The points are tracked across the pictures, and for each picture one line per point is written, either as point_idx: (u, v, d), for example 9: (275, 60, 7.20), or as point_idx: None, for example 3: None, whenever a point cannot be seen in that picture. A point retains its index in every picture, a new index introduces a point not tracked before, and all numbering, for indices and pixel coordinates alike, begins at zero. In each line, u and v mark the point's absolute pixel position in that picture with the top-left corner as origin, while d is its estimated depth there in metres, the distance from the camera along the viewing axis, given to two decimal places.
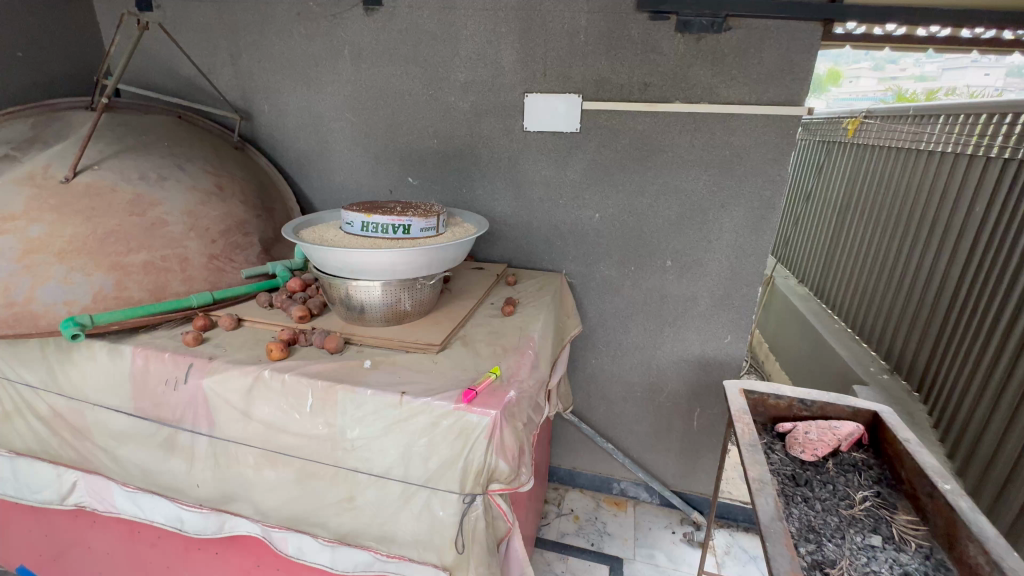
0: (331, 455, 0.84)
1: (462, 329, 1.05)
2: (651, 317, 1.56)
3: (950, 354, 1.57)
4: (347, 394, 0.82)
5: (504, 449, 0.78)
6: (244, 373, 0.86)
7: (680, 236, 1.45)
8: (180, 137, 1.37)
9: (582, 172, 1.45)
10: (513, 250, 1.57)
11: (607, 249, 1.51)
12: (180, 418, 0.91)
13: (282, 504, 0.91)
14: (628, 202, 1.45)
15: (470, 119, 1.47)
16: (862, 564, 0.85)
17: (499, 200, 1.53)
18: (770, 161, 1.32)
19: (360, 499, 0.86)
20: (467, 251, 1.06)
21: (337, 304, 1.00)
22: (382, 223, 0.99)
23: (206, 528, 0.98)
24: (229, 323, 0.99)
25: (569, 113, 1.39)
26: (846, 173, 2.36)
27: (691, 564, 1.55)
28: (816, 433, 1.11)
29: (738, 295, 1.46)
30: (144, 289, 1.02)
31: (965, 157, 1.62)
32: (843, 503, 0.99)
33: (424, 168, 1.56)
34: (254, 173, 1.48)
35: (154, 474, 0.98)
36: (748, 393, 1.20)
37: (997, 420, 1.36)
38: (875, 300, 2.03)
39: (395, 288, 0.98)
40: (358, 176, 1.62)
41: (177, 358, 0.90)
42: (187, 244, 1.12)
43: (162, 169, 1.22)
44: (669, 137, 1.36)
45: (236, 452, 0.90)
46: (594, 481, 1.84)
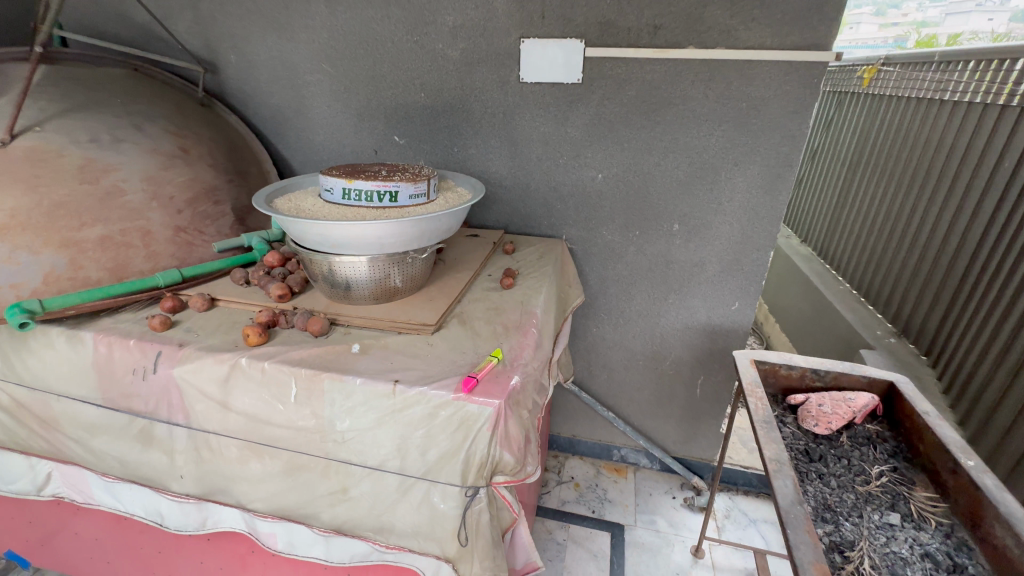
0: (321, 446, 0.77)
1: (458, 305, 0.97)
2: (656, 284, 1.48)
3: (965, 319, 1.51)
4: (334, 383, 0.74)
5: (509, 440, 0.72)
6: (219, 362, 0.78)
7: (689, 197, 1.35)
8: (135, 92, 1.22)
9: (584, 128, 1.32)
10: (510, 214, 1.47)
11: (610, 212, 1.41)
12: (154, 410, 0.83)
13: (271, 496, 0.85)
14: (633, 161, 1.33)
15: (461, 69, 1.33)
16: (881, 545, 0.82)
17: (493, 161, 1.41)
18: (791, 114, 1.20)
19: (354, 490, 0.80)
20: (462, 219, 0.96)
21: (319, 281, 0.91)
22: (365, 189, 0.89)
23: (187, 525, 0.95)
24: (201, 305, 0.91)
25: (570, 62, 1.25)
26: (857, 126, 2.23)
27: (691, 529, 1.56)
28: (830, 405, 1.07)
29: (748, 260, 1.38)
30: (103, 268, 0.93)
31: (993, 108, 1.51)
32: (859, 479, 0.95)
33: (411, 126, 1.42)
34: (223, 133, 1.34)
35: (133, 464, 0.91)
36: (759, 364, 1.15)
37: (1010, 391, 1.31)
38: (883, 261, 1.96)
39: (383, 263, 0.88)
40: (339, 135, 1.48)
41: (143, 346, 0.81)
42: (150, 216, 1.00)
43: (117, 130, 1.07)
44: (680, 88, 1.23)
45: (217, 444, 0.83)
46: (594, 448, 1.83)
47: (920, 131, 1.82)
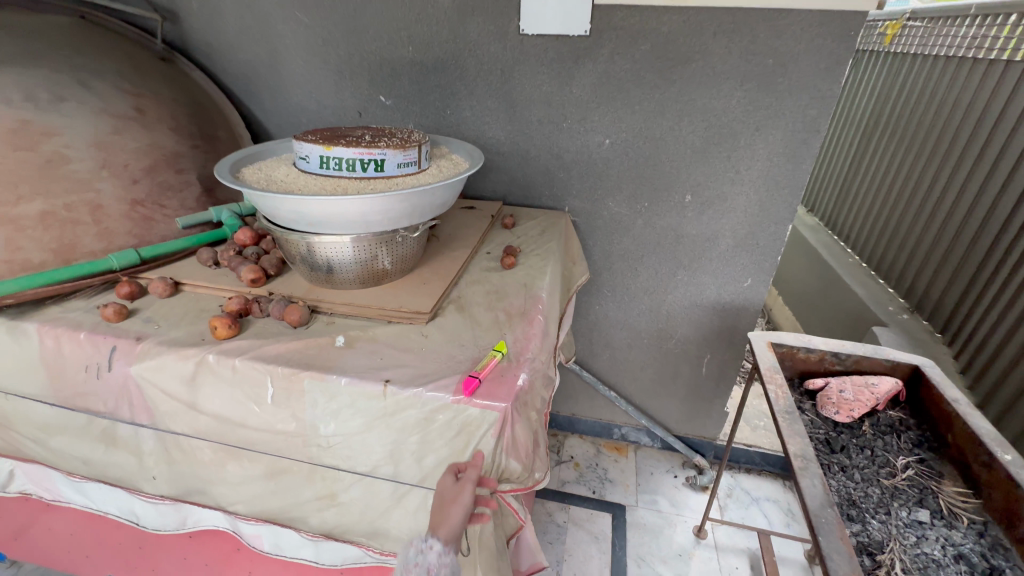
0: (304, 451, 0.69)
1: (455, 289, 0.87)
2: (665, 259, 1.39)
3: (987, 296, 1.44)
4: (316, 383, 0.65)
5: (516, 446, 0.64)
6: (183, 358, 0.68)
7: (703, 166, 1.24)
8: (78, 41, 1.05)
9: (590, 87, 1.19)
10: (509, 184, 1.35)
11: (617, 181, 1.30)
12: (114, 410, 0.73)
13: (252, 500, 0.77)
14: (644, 124, 1.21)
15: (453, 19, 1.17)
16: (911, 545, 0.77)
17: (490, 125, 1.28)
18: (822, 72, 1.08)
19: (343, 496, 0.72)
20: (458, 192, 0.85)
21: (298, 264, 0.81)
22: (346, 157, 0.77)
23: (165, 524, 0.86)
24: (163, 290, 0.80)
25: (576, 10, 1.11)
26: (875, 88, 2.10)
27: (694, 509, 1.53)
28: (851, 391, 1.00)
29: (764, 234, 1.29)
30: (46, 248, 0.81)
31: None
32: (883, 471, 0.90)
33: (398, 84, 1.28)
34: (186, 91, 1.19)
35: (101, 467, 0.81)
36: (776, 347, 1.07)
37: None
38: (897, 233, 1.88)
39: (369, 243, 0.78)
40: (318, 95, 1.33)
41: (94, 340, 0.71)
42: (100, 187, 0.88)
43: (60, 87, 0.91)
44: (700, 42, 1.10)
45: (189, 447, 0.74)
46: (594, 427, 1.78)
47: (946, 93, 1.70)
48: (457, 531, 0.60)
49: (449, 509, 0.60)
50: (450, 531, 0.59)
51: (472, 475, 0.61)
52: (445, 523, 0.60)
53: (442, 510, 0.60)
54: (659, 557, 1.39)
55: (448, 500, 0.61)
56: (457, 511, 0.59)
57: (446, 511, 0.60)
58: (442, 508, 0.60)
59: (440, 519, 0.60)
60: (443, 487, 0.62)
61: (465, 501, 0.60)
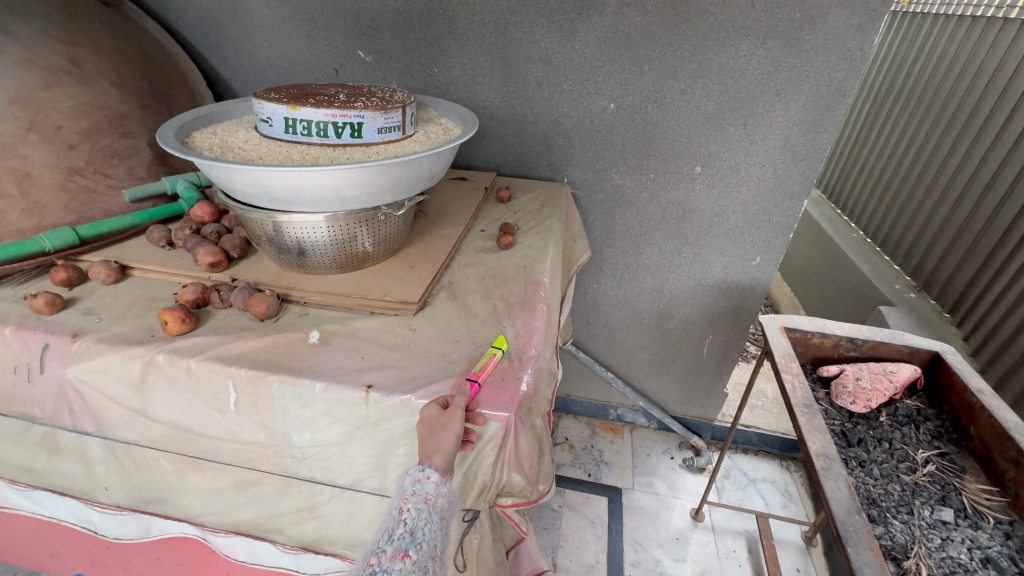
0: (276, 463, 0.60)
1: (445, 273, 0.77)
2: (670, 235, 1.30)
3: (1003, 276, 1.39)
4: (286, 389, 0.56)
5: (519, 458, 0.56)
6: (128, 359, 0.58)
7: (716, 135, 1.13)
8: None
9: (595, 43, 1.07)
10: (503, 153, 1.23)
11: (622, 151, 1.19)
12: (52, 416, 0.63)
13: (220, 511, 0.69)
14: (654, 87, 1.10)
15: None
16: (937, 548, 0.72)
17: (482, 85, 1.15)
18: (853, 29, 0.97)
19: (323, 509, 0.64)
20: (448, 162, 0.74)
21: (264, 245, 0.70)
22: (316, 120, 0.65)
23: (128, 533, 0.77)
24: (107, 276, 0.69)
25: None
26: (890, 52, 1.98)
27: (691, 491, 1.50)
28: (869, 380, 0.94)
29: (777, 210, 1.20)
30: None
31: None
32: (903, 467, 0.85)
33: (379, 37, 1.13)
34: (133, 39, 1.03)
35: (47, 476, 0.72)
36: (790, 332, 1.01)
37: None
38: (906, 208, 1.81)
39: (347, 222, 0.67)
40: (288, 48, 1.18)
41: (22, 337, 0.60)
42: (27, 153, 0.75)
43: None
44: None
45: (143, 456, 0.64)
46: (590, 408, 1.73)
47: (971, 57, 1.59)
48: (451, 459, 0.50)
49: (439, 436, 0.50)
50: (445, 459, 0.50)
51: (462, 399, 0.51)
52: (436, 453, 0.50)
53: (430, 440, 0.50)
54: (656, 541, 1.36)
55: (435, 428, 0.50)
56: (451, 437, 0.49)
57: (437, 439, 0.50)
58: (430, 437, 0.50)
59: (430, 448, 0.50)
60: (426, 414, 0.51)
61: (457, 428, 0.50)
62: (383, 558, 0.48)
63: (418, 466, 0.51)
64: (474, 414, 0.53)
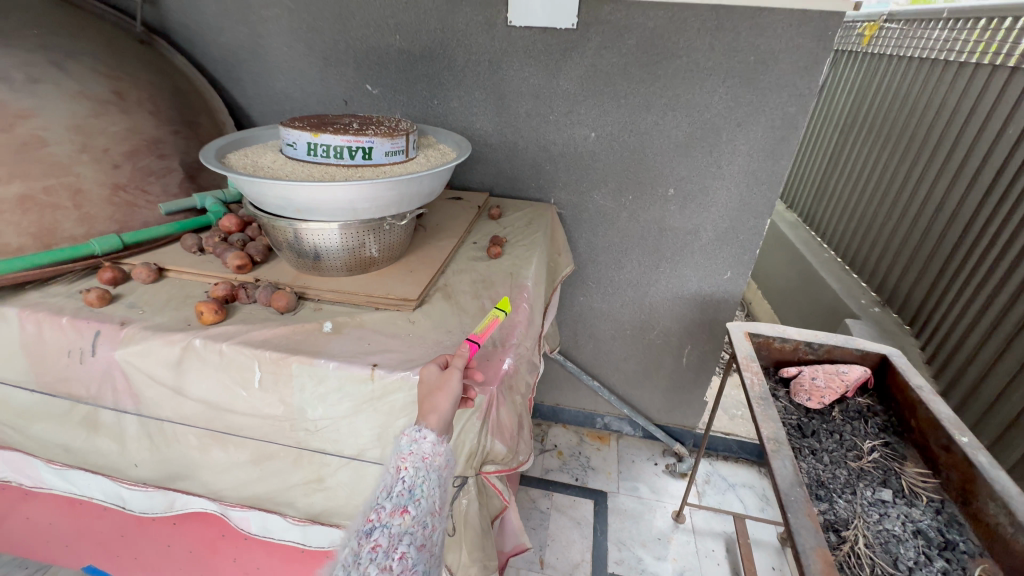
0: (291, 436, 0.70)
1: (441, 277, 0.88)
2: (648, 251, 1.42)
3: (953, 289, 1.51)
4: (304, 368, 0.66)
5: (501, 428, 0.66)
6: (169, 343, 0.68)
7: (686, 161, 1.27)
8: (53, 21, 1.02)
9: (577, 80, 1.20)
10: (495, 176, 1.36)
11: (603, 175, 1.32)
12: (97, 395, 0.73)
13: (237, 484, 0.77)
14: (630, 118, 1.23)
15: (442, 9, 1.17)
16: (874, 522, 0.81)
17: (477, 116, 1.29)
18: (801, 70, 1.11)
19: (331, 480, 0.73)
20: (445, 181, 0.86)
21: (285, 251, 0.81)
22: (333, 144, 0.77)
23: (154, 507, 0.86)
24: (147, 276, 0.79)
25: (563, 4, 1.12)
26: (853, 87, 2.16)
27: (673, 495, 1.57)
28: (823, 379, 1.04)
29: (744, 228, 1.33)
30: (25, 233, 0.79)
31: (1001, 71, 1.45)
32: (851, 455, 0.94)
33: (386, 73, 1.27)
34: (166, 74, 1.16)
35: (83, 453, 0.81)
36: (752, 336, 1.11)
37: (1002, 364, 1.31)
38: (871, 228, 1.94)
39: (357, 230, 0.78)
40: (303, 82, 1.32)
41: (77, 325, 0.70)
42: (79, 171, 0.87)
43: (32, 66, 0.90)
44: (684, 38, 1.12)
45: (174, 432, 0.74)
46: (578, 417, 1.81)
47: (920, 94, 1.76)
48: (448, 418, 0.59)
49: (436, 397, 0.59)
50: (441, 418, 0.58)
51: (461, 360, 0.61)
52: (433, 412, 0.59)
53: (429, 401, 0.59)
54: (639, 541, 1.43)
55: (434, 390, 0.60)
56: (447, 398, 0.59)
57: (434, 400, 0.59)
58: (429, 398, 0.59)
59: (428, 408, 0.59)
60: (426, 376, 0.61)
61: (456, 388, 0.59)
62: (383, 513, 0.56)
63: (416, 427, 0.60)
64: (471, 371, 0.63)
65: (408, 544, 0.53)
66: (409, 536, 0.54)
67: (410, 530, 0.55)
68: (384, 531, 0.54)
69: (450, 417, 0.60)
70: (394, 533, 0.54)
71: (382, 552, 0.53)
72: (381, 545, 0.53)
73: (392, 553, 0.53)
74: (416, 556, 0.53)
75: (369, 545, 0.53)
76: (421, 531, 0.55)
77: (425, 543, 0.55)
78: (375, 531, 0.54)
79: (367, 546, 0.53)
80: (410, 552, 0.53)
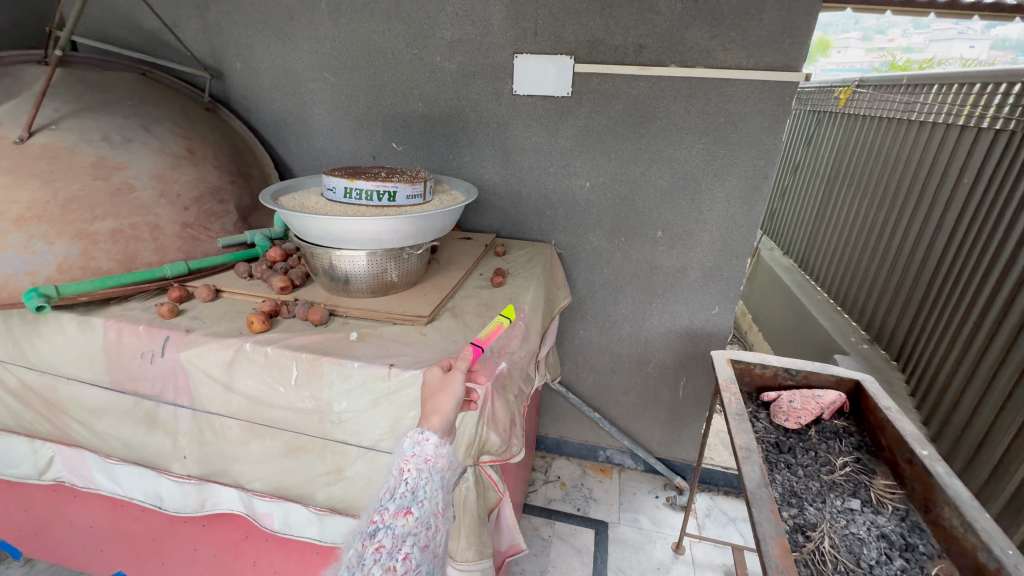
0: (318, 428, 0.82)
1: (449, 300, 1.02)
2: (641, 288, 1.55)
3: (936, 324, 1.60)
4: (333, 367, 0.79)
5: (496, 421, 0.78)
6: (224, 346, 0.83)
7: (671, 207, 1.42)
8: (144, 95, 1.27)
9: (573, 138, 1.40)
10: (502, 220, 1.53)
11: (598, 219, 1.48)
12: (160, 392, 0.87)
13: (269, 476, 0.89)
14: (620, 170, 1.41)
15: (457, 81, 1.40)
16: (841, 526, 0.90)
17: (487, 169, 1.48)
18: (766, 129, 1.29)
19: (349, 471, 0.84)
20: (455, 220, 1.02)
21: (320, 275, 0.97)
22: (365, 189, 0.95)
23: (186, 507, 0.97)
24: (206, 295, 0.96)
25: (559, 76, 1.33)
26: (835, 144, 2.35)
27: (673, 527, 1.61)
28: (800, 401, 1.13)
29: (728, 266, 1.46)
30: (113, 259, 0.97)
31: (955, 128, 1.62)
32: (824, 469, 1.03)
33: (409, 134, 1.49)
34: (227, 135, 1.40)
35: (139, 448, 0.94)
36: (735, 362, 1.19)
37: (984, 391, 1.38)
38: (860, 271, 2.07)
39: (381, 258, 0.94)
40: (339, 141, 1.54)
41: (152, 331, 0.86)
42: (158, 211, 1.06)
43: (127, 130, 1.13)
44: (663, 104, 1.31)
45: (220, 426, 0.87)
46: (581, 450, 1.88)
47: (891, 148, 1.94)
48: (449, 419, 0.68)
49: (440, 398, 0.68)
50: (442, 420, 0.67)
51: (462, 365, 0.72)
52: (436, 414, 0.67)
53: (433, 402, 0.68)
54: (639, 570, 1.46)
55: (437, 392, 0.70)
56: (450, 399, 0.68)
57: (437, 401, 0.68)
58: (433, 402, 0.68)
59: (432, 410, 0.68)
60: (432, 379, 0.71)
61: (455, 394, 0.69)
62: (387, 514, 0.62)
63: (419, 430, 0.66)
64: (473, 375, 0.76)
65: (412, 545, 0.60)
66: (412, 537, 0.61)
67: (413, 531, 0.61)
68: (388, 532, 0.60)
69: (451, 419, 0.68)
70: (398, 534, 0.60)
71: (386, 553, 0.59)
72: (385, 545, 0.59)
73: (396, 554, 0.59)
74: (419, 556, 0.60)
75: (373, 546, 0.59)
76: (423, 532, 0.62)
77: (428, 544, 0.62)
78: (379, 533, 0.60)
79: (371, 547, 0.59)
80: (414, 553, 0.60)
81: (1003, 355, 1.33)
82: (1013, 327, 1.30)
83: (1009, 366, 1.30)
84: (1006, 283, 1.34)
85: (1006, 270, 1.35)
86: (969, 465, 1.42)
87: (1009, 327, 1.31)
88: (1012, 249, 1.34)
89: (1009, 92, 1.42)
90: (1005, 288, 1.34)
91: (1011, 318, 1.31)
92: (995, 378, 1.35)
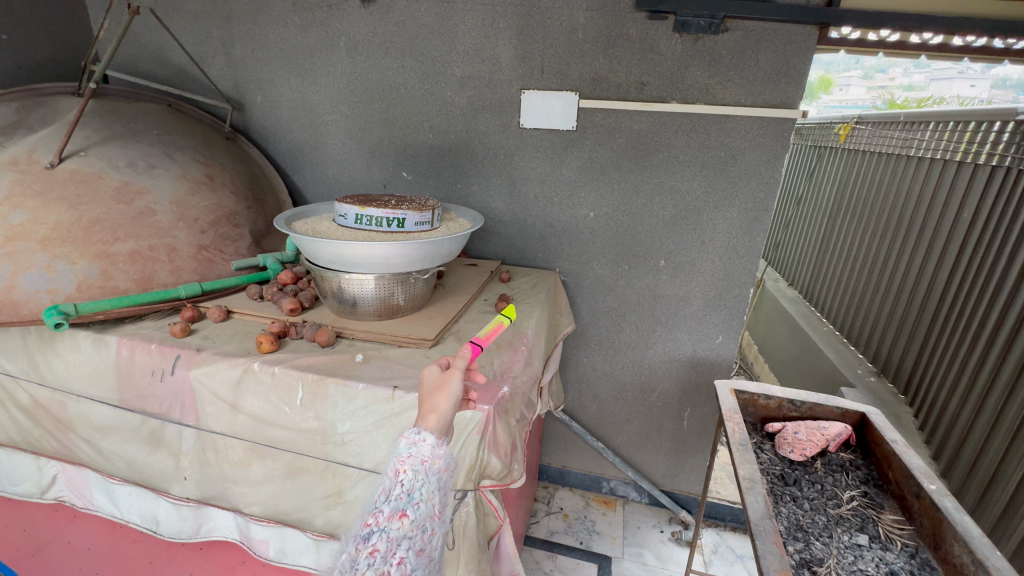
0: (320, 449, 0.83)
1: (454, 324, 1.04)
2: (644, 317, 1.56)
3: (943, 357, 1.60)
4: (338, 387, 0.80)
5: (497, 446, 0.79)
6: (232, 365, 0.84)
7: (674, 236, 1.45)
8: (168, 124, 1.34)
9: (578, 170, 1.44)
10: (507, 247, 1.56)
11: (601, 247, 1.50)
12: (167, 411, 0.89)
13: (268, 499, 0.89)
14: (623, 201, 1.44)
15: (467, 115, 1.46)
16: (848, 563, 0.88)
17: (494, 198, 1.52)
18: (765, 163, 1.32)
19: (348, 494, 0.84)
20: (462, 245, 1.05)
21: (329, 298, 1.00)
22: (376, 215, 0.98)
23: (182, 531, 0.97)
24: (218, 315, 0.99)
25: (565, 111, 1.38)
26: (836, 178, 2.40)
27: (678, 563, 1.56)
28: (804, 433, 1.12)
29: (729, 295, 1.47)
30: (130, 279, 1.01)
31: (953, 164, 1.65)
32: (831, 502, 1.02)
33: (420, 162, 1.54)
34: (245, 164, 1.45)
35: (142, 467, 0.95)
36: (738, 393, 1.18)
37: (996, 428, 1.36)
38: (864, 303, 2.08)
39: (389, 282, 0.97)
40: (351, 170, 1.60)
41: (163, 350, 0.88)
42: (176, 234, 1.10)
43: (151, 157, 1.19)
44: (665, 138, 1.35)
45: (223, 446, 0.88)
46: (584, 481, 1.84)
47: (891, 182, 1.98)
48: (447, 419, 0.68)
49: (438, 397, 0.68)
50: (441, 418, 0.67)
51: (461, 363, 0.70)
52: (433, 414, 0.67)
53: (431, 401, 0.68)
54: None
55: (436, 390, 0.69)
56: (447, 398, 0.68)
57: (436, 400, 0.68)
58: (430, 400, 0.68)
59: (431, 409, 0.67)
60: (429, 377, 0.70)
61: (453, 392, 0.68)
62: (381, 517, 0.61)
63: (416, 430, 0.66)
64: (472, 373, 0.74)
65: (407, 548, 0.59)
66: (408, 540, 0.60)
67: (409, 534, 0.60)
68: (382, 535, 0.60)
69: (449, 418, 0.68)
70: (392, 538, 0.60)
71: (381, 557, 0.58)
72: (379, 549, 0.59)
73: (390, 558, 0.58)
74: (415, 560, 0.60)
75: (367, 550, 0.59)
76: (419, 535, 0.61)
77: (424, 548, 0.62)
78: (373, 536, 0.60)
79: (365, 551, 0.59)
80: (409, 556, 0.59)
81: (1009, 390, 1.32)
82: (1016, 364, 1.30)
83: (1013, 404, 1.30)
84: (1007, 318, 1.35)
85: (1008, 305, 1.35)
86: (979, 504, 1.40)
87: (1011, 361, 1.32)
88: (1012, 283, 1.35)
89: (1004, 131, 1.45)
90: (1007, 322, 1.34)
91: (1013, 354, 1.31)
92: (1000, 416, 1.34)
